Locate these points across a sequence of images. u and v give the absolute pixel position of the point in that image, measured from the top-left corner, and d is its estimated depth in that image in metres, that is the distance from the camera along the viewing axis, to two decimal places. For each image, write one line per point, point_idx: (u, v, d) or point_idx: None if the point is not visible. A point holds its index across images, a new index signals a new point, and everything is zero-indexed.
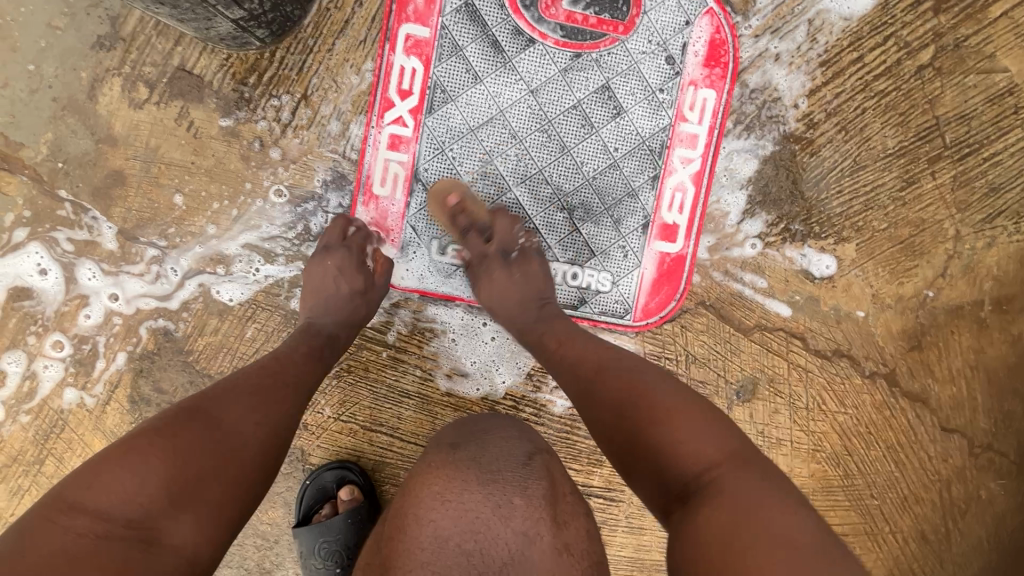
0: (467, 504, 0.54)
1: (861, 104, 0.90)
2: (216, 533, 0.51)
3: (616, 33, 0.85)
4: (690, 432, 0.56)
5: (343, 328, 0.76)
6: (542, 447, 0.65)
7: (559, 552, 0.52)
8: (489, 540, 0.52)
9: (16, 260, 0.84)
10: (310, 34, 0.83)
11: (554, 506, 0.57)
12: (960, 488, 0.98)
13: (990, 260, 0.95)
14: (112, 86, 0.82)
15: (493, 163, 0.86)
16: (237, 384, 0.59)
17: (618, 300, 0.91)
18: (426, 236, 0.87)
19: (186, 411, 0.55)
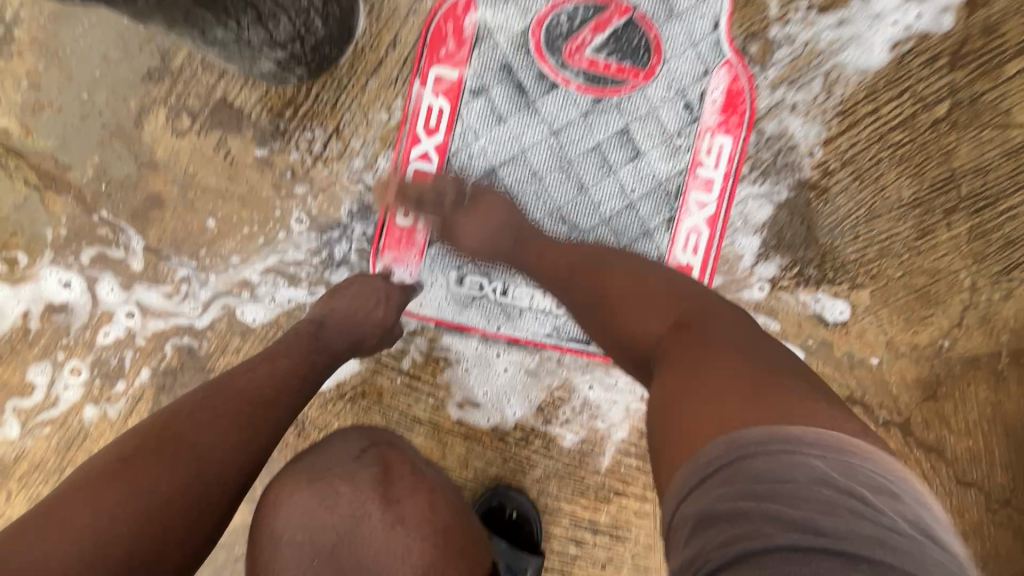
0: (293, 502, 0.57)
1: (876, 154, 0.92)
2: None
3: (637, 80, 0.88)
4: (642, 310, 0.63)
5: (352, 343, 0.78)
6: (383, 440, 0.66)
7: (392, 525, 0.56)
8: (318, 529, 0.55)
9: (50, 275, 0.88)
10: (344, 72, 0.87)
11: (387, 485, 0.60)
12: (977, 544, 0.96)
13: (1007, 312, 0.94)
14: (157, 115, 0.87)
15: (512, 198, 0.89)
16: (221, 418, 0.59)
17: None
18: (444, 266, 0.90)
19: (166, 452, 0.54)
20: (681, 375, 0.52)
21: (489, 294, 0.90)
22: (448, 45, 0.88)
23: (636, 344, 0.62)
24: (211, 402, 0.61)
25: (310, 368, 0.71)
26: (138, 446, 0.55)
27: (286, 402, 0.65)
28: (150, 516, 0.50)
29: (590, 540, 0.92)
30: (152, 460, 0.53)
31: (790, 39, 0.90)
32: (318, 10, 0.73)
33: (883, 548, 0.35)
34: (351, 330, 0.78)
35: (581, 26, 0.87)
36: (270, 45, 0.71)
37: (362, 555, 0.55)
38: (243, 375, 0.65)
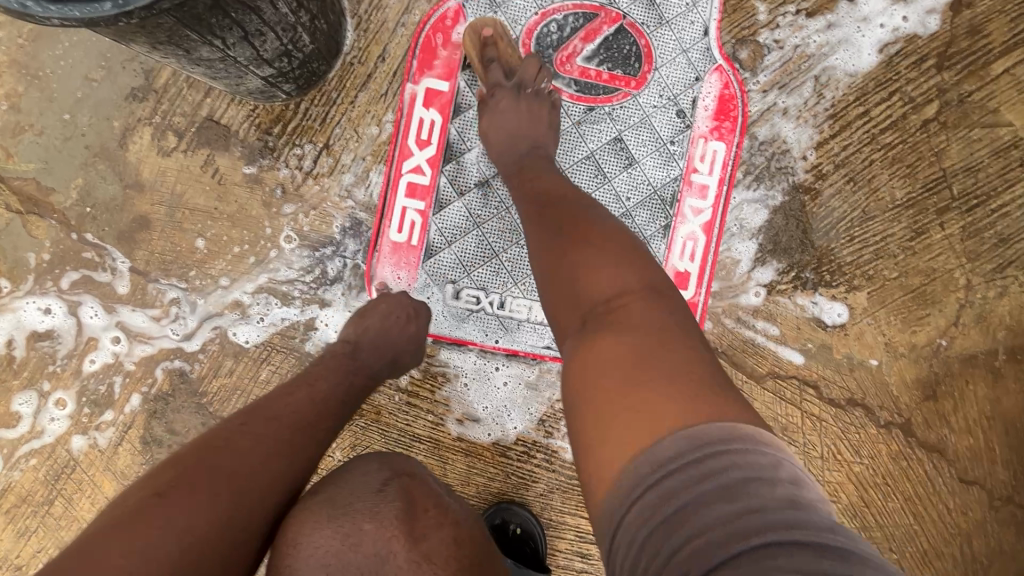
0: (316, 543, 0.53)
1: (868, 156, 0.92)
2: None
3: (628, 87, 0.88)
4: (598, 268, 0.59)
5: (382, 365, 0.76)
6: (404, 470, 0.63)
7: (418, 564, 0.54)
8: (342, 570, 0.53)
9: (28, 303, 0.86)
10: (333, 87, 0.86)
11: (412, 521, 0.57)
12: (981, 542, 0.96)
13: (1002, 309, 0.95)
14: (142, 135, 0.86)
15: (507, 209, 0.88)
16: (262, 445, 0.55)
17: None
18: (440, 280, 0.88)
19: (201, 484, 0.50)
20: (632, 358, 0.50)
21: (487, 306, 0.89)
22: (437, 57, 0.87)
23: (578, 297, 0.59)
24: (249, 428, 0.56)
25: (347, 390, 0.69)
26: (172, 480, 0.51)
27: (324, 426, 0.62)
28: (194, 565, 0.47)
29: (595, 554, 0.91)
30: (194, 498, 0.49)
31: (779, 44, 0.90)
32: (306, 26, 0.71)
33: (839, 536, 0.36)
34: (387, 350, 0.76)
35: (571, 35, 0.87)
36: (257, 62, 0.69)
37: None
38: (279, 397, 0.62)
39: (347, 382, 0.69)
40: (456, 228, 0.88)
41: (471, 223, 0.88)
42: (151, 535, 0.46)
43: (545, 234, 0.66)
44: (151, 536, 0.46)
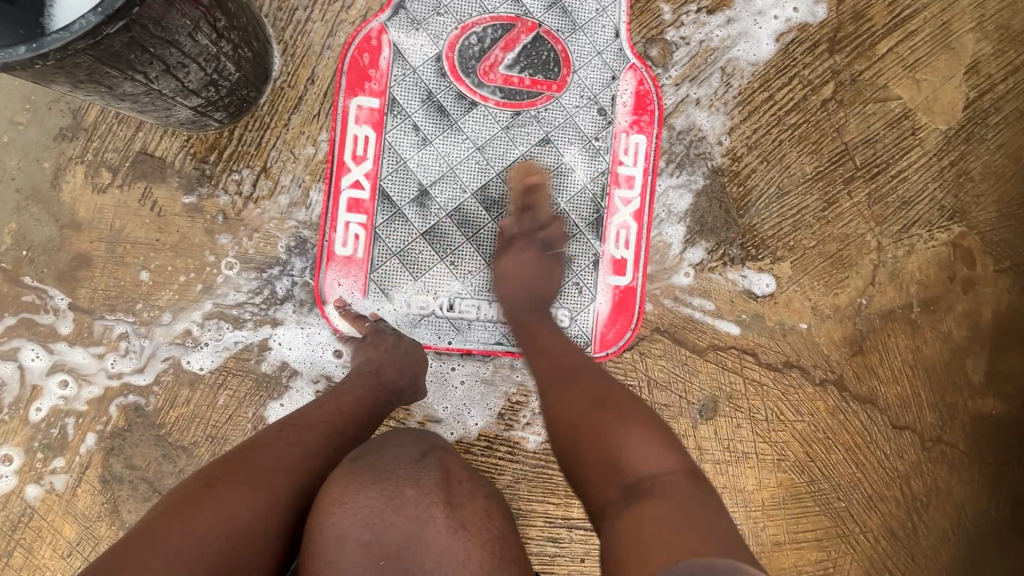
0: (360, 501, 0.54)
1: (777, 137, 1.00)
2: None
3: (551, 91, 0.93)
4: (640, 438, 0.58)
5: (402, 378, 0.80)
6: (438, 445, 0.66)
7: (456, 530, 0.54)
8: (386, 529, 0.53)
9: None
10: (266, 111, 0.89)
11: (450, 490, 0.58)
12: (918, 481, 1.04)
13: (912, 265, 1.04)
14: (75, 174, 0.86)
15: (448, 216, 0.92)
16: (296, 446, 0.61)
17: (578, 334, 0.96)
18: (390, 290, 0.91)
19: (240, 475, 0.56)
20: (659, 520, 0.49)
21: (438, 308, 0.92)
22: (365, 76, 0.90)
23: (609, 462, 0.57)
24: (287, 434, 0.63)
25: (372, 404, 0.74)
26: (221, 473, 0.56)
27: (350, 433, 0.67)
28: (235, 549, 0.50)
29: (566, 537, 0.94)
30: (242, 487, 0.54)
31: (686, 41, 0.97)
32: (229, 54, 0.73)
33: None
34: (408, 373, 0.81)
35: (492, 46, 0.92)
36: (183, 93, 0.71)
37: (427, 558, 0.52)
38: (314, 411, 0.67)
39: (372, 396, 0.74)
40: (400, 237, 0.91)
41: (414, 231, 0.91)
42: (198, 518, 0.50)
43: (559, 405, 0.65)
44: (204, 518, 0.51)
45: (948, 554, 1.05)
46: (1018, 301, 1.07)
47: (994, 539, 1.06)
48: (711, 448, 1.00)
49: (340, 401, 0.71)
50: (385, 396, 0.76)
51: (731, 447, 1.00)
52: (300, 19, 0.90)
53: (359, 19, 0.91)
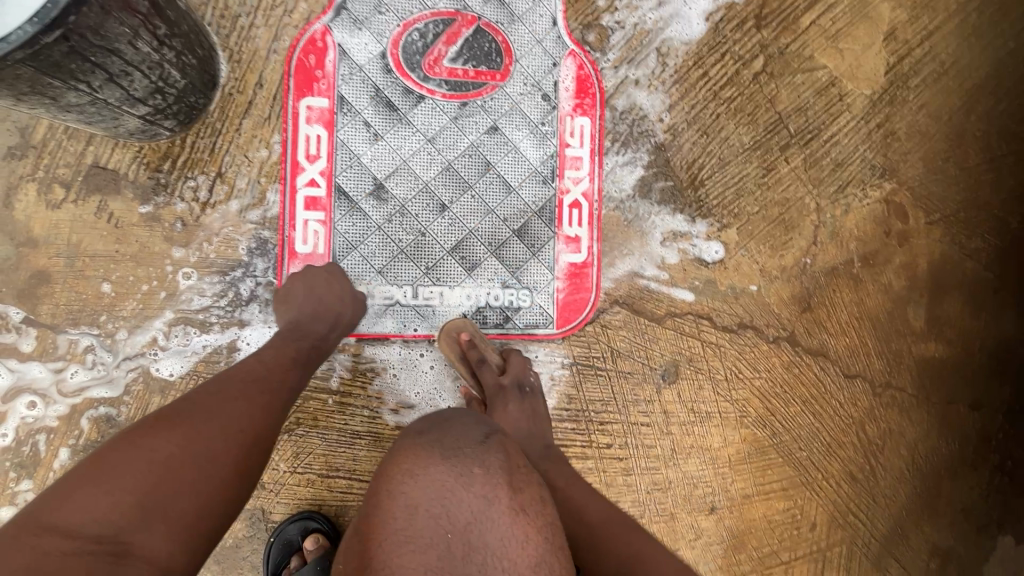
0: (431, 475, 0.54)
1: (714, 111, 1.05)
2: (187, 542, 0.55)
3: (495, 80, 0.97)
4: None
5: (318, 319, 0.82)
6: (498, 428, 0.64)
7: (518, 513, 0.54)
8: (454, 504, 0.52)
9: None
10: (216, 118, 0.90)
11: (512, 473, 0.57)
12: (873, 425, 1.11)
13: (850, 224, 1.10)
14: (28, 192, 0.86)
15: (405, 207, 0.94)
16: (223, 392, 0.66)
17: (539, 312, 0.99)
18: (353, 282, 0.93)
19: (166, 421, 0.60)
20: None
21: (403, 297, 0.95)
22: (313, 77, 0.92)
23: None
24: (213, 384, 0.67)
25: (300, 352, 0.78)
26: (146, 422, 0.60)
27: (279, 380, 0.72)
28: (162, 489, 0.55)
29: None
30: (166, 430, 0.59)
31: (621, 25, 1.02)
32: (172, 62, 0.75)
33: None
34: (328, 319, 0.83)
35: (434, 40, 0.95)
36: (130, 102, 0.73)
37: (490, 536, 0.51)
38: (239, 368, 0.71)
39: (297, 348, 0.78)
40: (359, 231, 0.93)
41: (373, 224, 0.94)
42: (123, 463, 0.55)
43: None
44: (127, 460, 0.55)
45: (906, 492, 1.12)
46: (950, 250, 1.14)
47: (947, 474, 1.13)
48: (678, 411, 1.04)
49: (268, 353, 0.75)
50: (306, 344, 0.79)
51: (695, 408, 1.05)
52: (243, 26, 0.91)
53: (303, 22, 0.93)
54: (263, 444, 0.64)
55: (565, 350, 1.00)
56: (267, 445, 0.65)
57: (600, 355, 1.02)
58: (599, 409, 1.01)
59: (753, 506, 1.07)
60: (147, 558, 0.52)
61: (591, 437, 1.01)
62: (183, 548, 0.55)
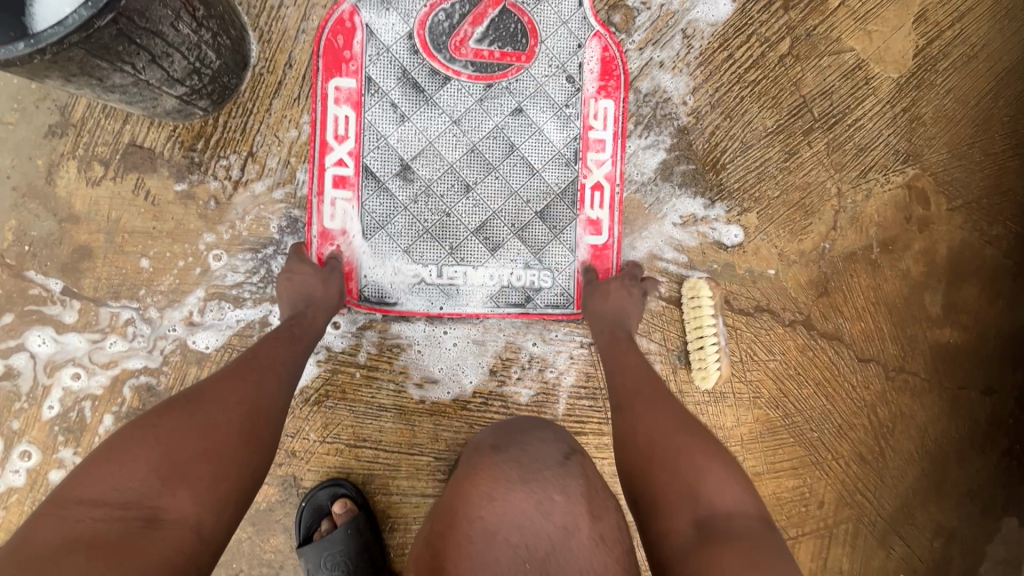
0: (513, 501, 0.59)
1: (738, 94, 1.05)
2: (211, 505, 0.60)
3: (520, 62, 0.97)
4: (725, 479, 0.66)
5: (298, 301, 0.85)
6: (575, 448, 0.69)
7: (596, 542, 0.57)
8: (533, 532, 0.57)
9: None
10: (247, 97, 0.92)
11: (590, 500, 0.62)
12: (884, 408, 1.13)
13: (870, 209, 1.11)
14: (68, 169, 0.89)
15: (431, 187, 0.96)
16: (222, 376, 0.71)
17: (561, 294, 1.01)
18: (379, 258, 0.96)
19: (173, 404, 0.65)
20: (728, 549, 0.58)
21: (429, 275, 0.97)
22: (341, 58, 0.94)
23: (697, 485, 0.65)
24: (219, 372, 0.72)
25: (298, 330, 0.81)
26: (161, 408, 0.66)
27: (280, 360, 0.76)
28: (174, 461, 0.60)
29: None
30: (178, 410, 0.65)
31: (647, 5, 1.01)
32: (209, 43, 0.76)
33: None
34: (302, 300, 0.86)
35: (460, 21, 0.95)
36: (169, 83, 0.75)
37: (568, 566, 0.55)
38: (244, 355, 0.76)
39: (297, 326, 0.82)
40: (385, 210, 0.95)
41: (400, 204, 0.96)
42: (134, 441, 0.61)
43: (637, 436, 0.72)
44: (138, 439, 0.61)
45: (914, 474, 1.14)
46: (970, 237, 1.14)
47: (955, 457, 1.15)
48: (692, 391, 1.07)
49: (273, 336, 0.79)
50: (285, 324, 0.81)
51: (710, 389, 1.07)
52: (273, 5, 0.93)
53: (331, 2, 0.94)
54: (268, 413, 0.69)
55: (584, 330, 1.02)
56: (273, 414, 0.70)
57: None
58: None
59: (763, 483, 1.10)
60: (175, 521, 0.57)
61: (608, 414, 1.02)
62: (208, 510, 0.59)
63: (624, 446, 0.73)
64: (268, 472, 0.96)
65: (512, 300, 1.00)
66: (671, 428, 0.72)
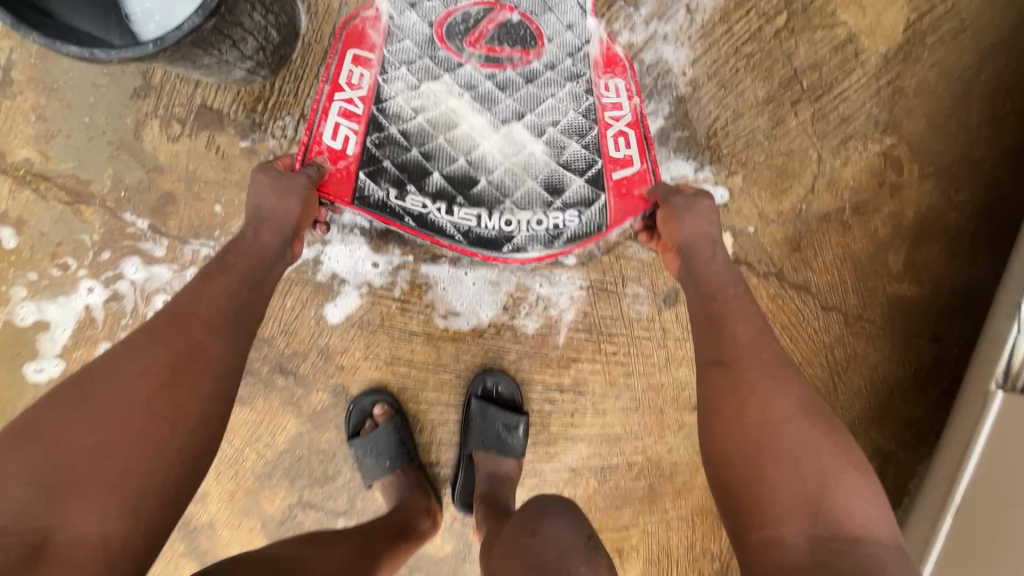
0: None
1: (734, 66, 1.17)
2: (116, 508, 0.65)
3: (527, 59, 1.12)
4: (853, 490, 0.70)
5: (247, 226, 0.90)
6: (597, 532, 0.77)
7: None
8: None
9: (90, 278, 1.09)
10: (298, 64, 1.09)
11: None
12: (840, 348, 1.31)
13: (847, 174, 1.23)
14: (151, 126, 1.07)
15: (451, 150, 1.11)
16: (115, 361, 0.73)
17: (588, 221, 1.13)
18: (386, 185, 1.10)
19: (67, 402, 0.69)
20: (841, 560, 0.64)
21: (432, 212, 1.11)
22: (365, 38, 1.10)
23: (817, 490, 0.70)
24: (117, 353, 0.74)
25: (212, 282, 0.82)
26: (60, 403, 0.69)
27: (190, 325, 0.77)
28: (70, 470, 0.65)
29: (558, 398, 1.24)
30: (74, 411, 0.68)
31: None
32: (273, 25, 0.91)
33: None
34: (254, 215, 0.91)
35: (476, 24, 1.11)
36: (242, 59, 0.90)
37: None
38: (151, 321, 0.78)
39: (211, 278, 0.82)
40: (400, 158, 1.10)
41: (408, 156, 1.11)
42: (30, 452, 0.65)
43: (746, 410, 0.77)
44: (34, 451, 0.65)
45: (862, 405, 1.34)
46: (937, 202, 1.27)
47: (899, 393, 1.34)
48: (674, 330, 1.23)
49: (207, 277, 0.82)
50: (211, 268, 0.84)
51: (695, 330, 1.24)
52: None
53: None
54: (184, 382, 0.73)
55: (583, 275, 1.20)
56: (189, 382, 0.73)
57: (612, 281, 1.21)
58: (609, 324, 1.22)
59: None
60: (77, 532, 0.62)
61: (601, 345, 1.23)
62: (113, 516, 0.64)
63: (722, 417, 0.79)
64: (322, 381, 1.19)
65: (537, 235, 1.13)
66: (794, 420, 0.76)
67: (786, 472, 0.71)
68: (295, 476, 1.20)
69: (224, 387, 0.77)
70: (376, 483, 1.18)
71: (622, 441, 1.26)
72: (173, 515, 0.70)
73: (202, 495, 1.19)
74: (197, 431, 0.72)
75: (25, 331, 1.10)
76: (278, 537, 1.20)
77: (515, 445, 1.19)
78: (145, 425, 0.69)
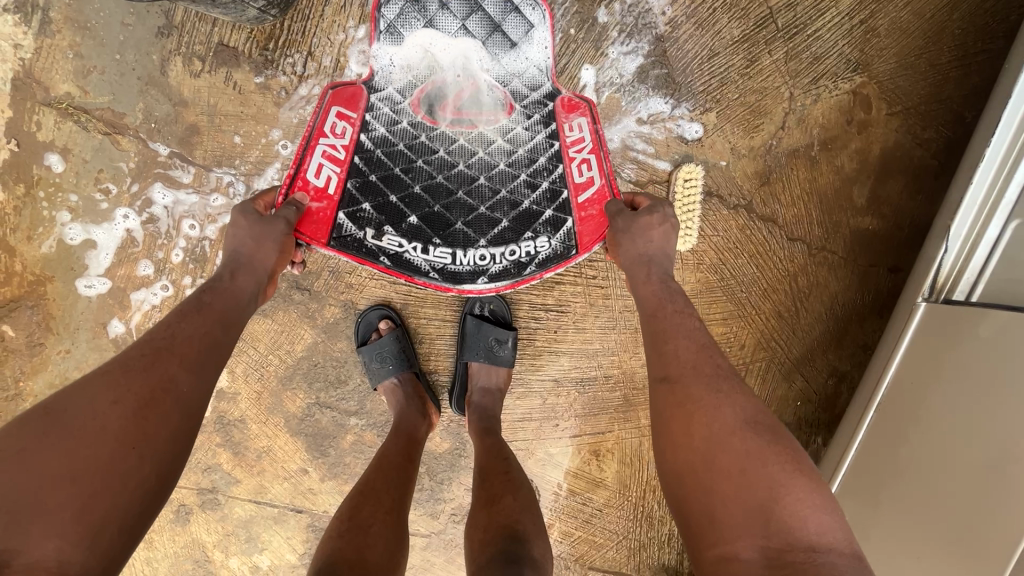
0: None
1: (712, 6, 1.27)
2: (77, 532, 0.64)
3: (502, 116, 1.23)
4: (804, 499, 0.72)
5: (232, 261, 0.99)
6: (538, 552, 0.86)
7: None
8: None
9: (128, 203, 1.24)
10: (305, 4, 1.19)
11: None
12: (804, 278, 1.40)
13: (817, 112, 1.32)
14: (175, 63, 1.20)
15: (425, 192, 1.21)
16: (92, 384, 0.75)
17: (558, 246, 1.23)
18: (374, 222, 1.19)
19: (37, 424, 0.70)
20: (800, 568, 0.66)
21: (408, 250, 1.21)
22: (354, 99, 1.20)
23: (774, 497, 0.72)
24: (90, 378, 0.76)
25: (190, 318, 0.87)
26: (23, 428, 0.69)
27: (169, 356, 0.81)
28: (33, 495, 0.65)
29: (543, 317, 1.40)
30: (43, 436, 0.69)
31: None
32: None
33: None
34: (234, 255, 0.99)
35: (450, 90, 1.22)
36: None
37: None
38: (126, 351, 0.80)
39: (189, 314, 0.88)
40: (379, 201, 1.20)
41: (387, 201, 1.20)
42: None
43: (690, 425, 0.81)
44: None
45: (821, 329, 1.42)
46: (903, 138, 1.34)
47: (857, 319, 1.41)
48: None
49: (186, 313, 0.87)
50: (191, 302, 0.90)
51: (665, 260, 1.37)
52: None
53: None
54: (160, 409, 0.76)
55: None
56: (167, 408, 0.76)
57: None
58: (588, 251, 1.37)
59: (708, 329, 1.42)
60: (31, 559, 0.61)
61: (581, 270, 1.38)
62: (73, 542, 0.64)
63: (668, 434, 0.83)
64: (334, 296, 1.35)
65: (506, 267, 1.23)
66: (737, 430, 0.79)
67: (739, 482, 0.74)
68: (313, 380, 1.38)
69: (197, 417, 0.80)
70: (380, 386, 1.34)
71: (601, 355, 1.41)
72: (127, 549, 0.69)
73: (234, 394, 1.38)
74: (165, 460, 0.74)
75: (74, 249, 1.24)
76: (299, 431, 1.39)
77: (505, 357, 1.34)
78: (118, 451, 0.70)
